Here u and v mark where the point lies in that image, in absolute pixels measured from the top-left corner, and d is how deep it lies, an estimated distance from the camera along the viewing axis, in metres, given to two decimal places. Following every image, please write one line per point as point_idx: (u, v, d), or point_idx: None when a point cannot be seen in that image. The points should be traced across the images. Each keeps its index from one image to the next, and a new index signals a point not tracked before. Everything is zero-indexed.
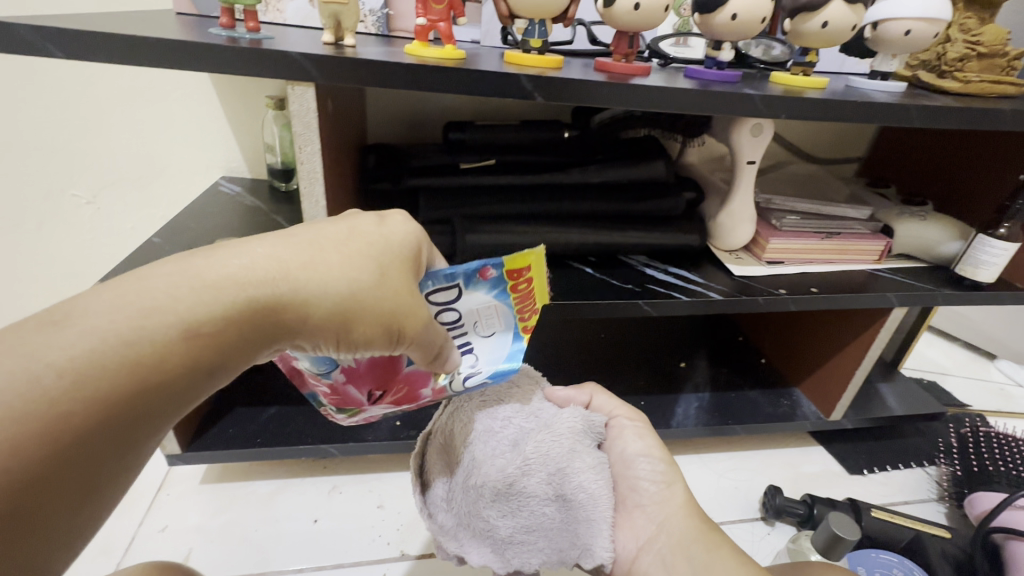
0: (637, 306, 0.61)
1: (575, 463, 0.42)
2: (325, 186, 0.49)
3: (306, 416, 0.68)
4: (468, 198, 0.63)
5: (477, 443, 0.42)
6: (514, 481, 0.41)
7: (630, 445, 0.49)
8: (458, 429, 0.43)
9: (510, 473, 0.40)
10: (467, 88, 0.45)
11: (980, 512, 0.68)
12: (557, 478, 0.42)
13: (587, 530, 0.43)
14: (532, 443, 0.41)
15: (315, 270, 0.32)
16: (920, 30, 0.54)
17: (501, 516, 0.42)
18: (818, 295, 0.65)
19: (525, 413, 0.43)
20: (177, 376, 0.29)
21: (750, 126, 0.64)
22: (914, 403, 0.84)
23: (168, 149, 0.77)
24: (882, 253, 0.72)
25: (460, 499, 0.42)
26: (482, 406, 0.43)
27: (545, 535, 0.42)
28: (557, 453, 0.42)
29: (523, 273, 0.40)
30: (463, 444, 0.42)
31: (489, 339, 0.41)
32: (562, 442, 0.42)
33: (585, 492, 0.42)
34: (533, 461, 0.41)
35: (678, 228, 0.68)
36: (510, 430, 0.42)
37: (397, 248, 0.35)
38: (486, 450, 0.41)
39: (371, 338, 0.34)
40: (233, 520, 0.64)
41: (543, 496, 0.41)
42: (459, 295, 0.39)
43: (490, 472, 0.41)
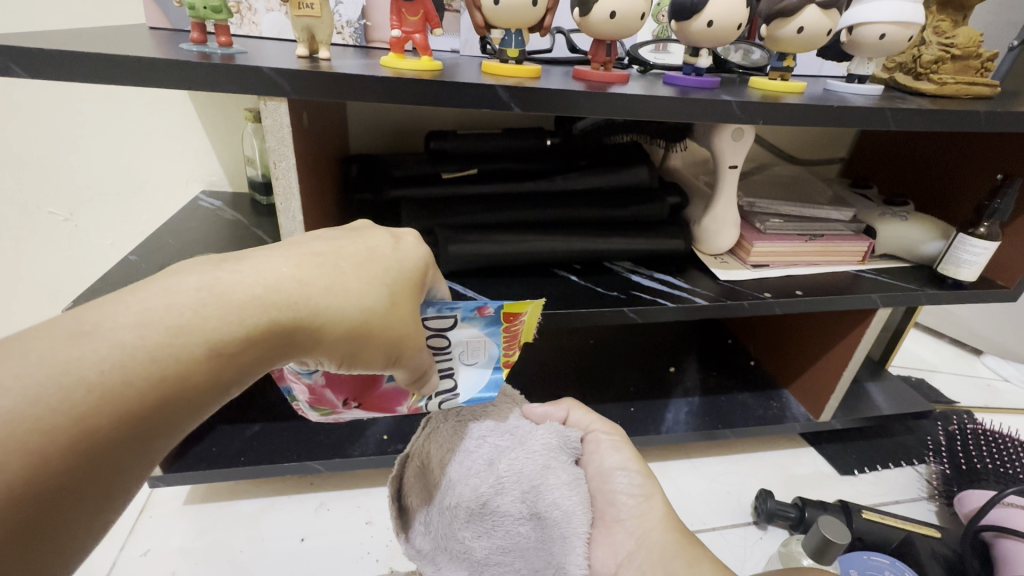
0: (623, 313, 0.60)
1: (549, 480, 0.42)
2: (302, 202, 0.48)
3: (292, 432, 0.67)
4: (450, 208, 0.63)
5: (452, 465, 0.42)
6: (488, 501, 0.41)
7: (607, 458, 0.48)
8: (435, 451, 0.42)
9: (484, 493, 0.41)
10: (444, 101, 0.45)
11: (969, 510, 0.68)
12: (531, 496, 0.41)
13: (561, 550, 0.42)
14: (505, 462, 0.41)
15: (336, 295, 0.31)
16: (895, 33, 0.54)
17: (477, 536, 0.42)
18: (802, 298, 0.65)
19: (499, 432, 0.43)
20: (197, 387, 0.27)
21: (731, 131, 0.64)
22: (903, 402, 0.84)
23: (147, 163, 0.76)
24: (866, 253, 0.72)
25: (437, 520, 0.43)
26: (456, 428, 0.42)
27: (521, 555, 0.42)
28: (531, 471, 0.42)
29: (522, 319, 0.40)
30: (439, 466, 0.42)
31: (471, 370, 0.41)
32: (536, 459, 0.42)
33: (559, 510, 0.42)
34: (506, 480, 0.41)
35: (663, 233, 0.68)
36: (485, 451, 0.42)
37: (409, 272, 0.35)
38: (462, 471, 0.41)
39: (369, 363, 0.33)
40: (219, 540, 0.63)
41: (518, 515, 0.41)
42: (454, 324, 0.39)
43: (464, 493, 0.41)
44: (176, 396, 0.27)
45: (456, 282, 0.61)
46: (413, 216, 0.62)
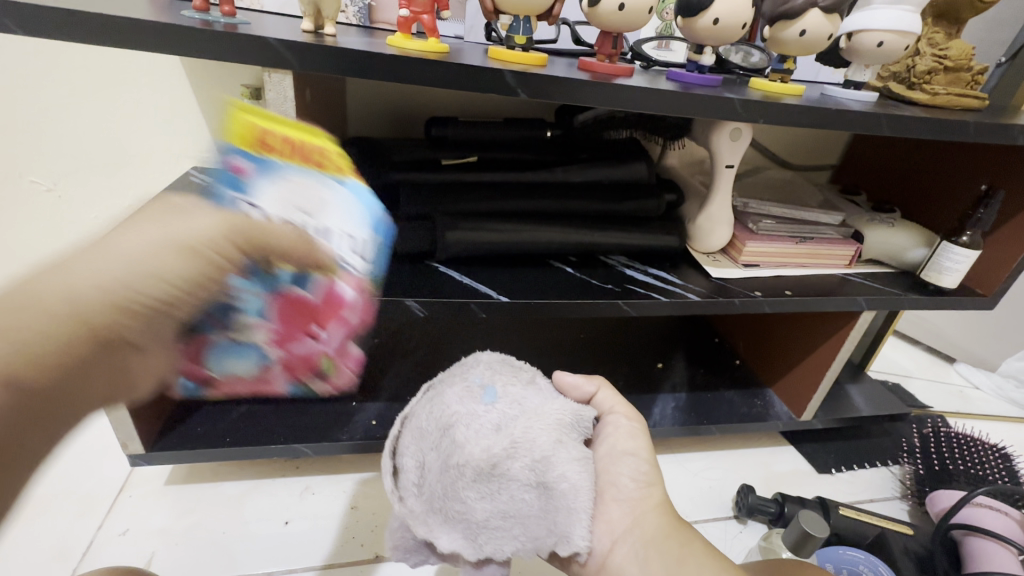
0: (616, 306, 0.61)
1: (561, 452, 0.41)
2: None
3: (279, 414, 0.66)
4: (448, 194, 0.62)
5: (459, 427, 0.40)
6: (498, 463, 0.39)
7: (620, 443, 0.49)
8: (443, 413, 0.42)
9: (495, 453, 0.39)
10: (450, 84, 0.45)
11: (940, 509, 0.71)
12: (543, 464, 0.40)
13: (565, 519, 0.40)
14: (518, 427, 0.41)
15: (77, 266, 0.27)
16: (893, 41, 0.55)
17: (479, 498, 0.39)
18: (791, 298, 0.66)
19: (509, 402, 0.42)
20: (54, 369, 0.25)
21: (729, 130, 0.65)
22: (881, 404, 0.87)
23: (138, 135, 0.74)
24: (853, 257, 0.74)
25: (437, 481, 0.40)
26: (469, 393, 0.43)
27: (521, 526, 0.39)
28: (544, 441, 0.41)
29: (263, 132, 0.34)
30: (445, 427, 0.41)
31: (332, 204, 0.33)
32: (549, 430, 0.42)
33: (567, 481, 0.40)
34: (518, 444, 0.40)
35: (658, 230, 0.69)
36: (495, 415, 0.41)
37: (155, 211, 0.31)
38: (470, 432, 0.40)
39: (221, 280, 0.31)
40: (202, 521, 0.62)
41: (526, 481, 0.39)
42: (249, 200, 0.31)
43: (473, 451, 0.39)
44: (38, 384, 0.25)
45: (452, 269, 0.62)
46: (412, 200, 0.61)
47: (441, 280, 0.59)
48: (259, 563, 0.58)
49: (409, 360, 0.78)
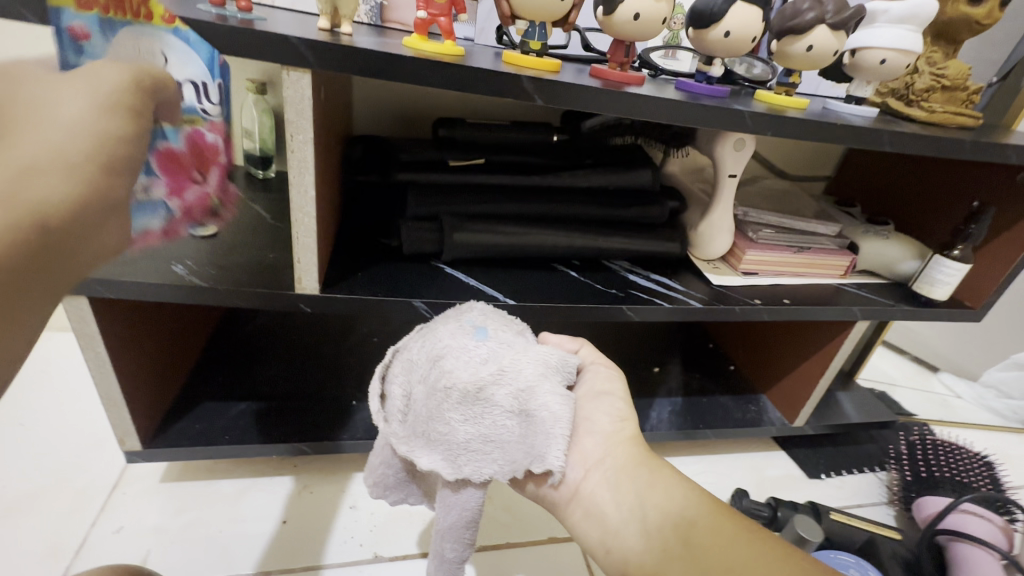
0: (620, 310, 0.62)
1: (547, 384, 0.39)
2: (315, 176, 0.47)
3: (278, 412, 0.66)
4: (455, 195, 0.62)
5: (448, 355, 0.38)
6: (484, 387, 0.37)
7: (598, 384, 0.47)
8: (433, 342, 0.40)
9: (482, 378, 0.37)
10: (467, 87, 0.45)
11: (927, 515, 0.73)
12: (527, 392, 0.38)
13: (543, 445, 0.39)
14: (507, 358, 0.39)
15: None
16: (895, 59, 0.57)
17: (462, 419, 0.37)
18: (789, 306, 0.67)
19: (501, 339, 0.40)
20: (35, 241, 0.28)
21: (733, 140, 0.66)
22: (869, 411, 0.88)
23: None
24: (848, 268, 0.76)
25: (420, 404, 0.39)
26: (459, 328, 0.40)
27: (500, 450, 0.38)
28: (532, 372, 0.39)
29: None
30: (433, 354, 0.39)
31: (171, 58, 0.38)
32: (538, 364, 0.40)
33: (550, 412, 0.38)
34: (506, 371, 0.38)
35: (661, 236, 0.69)
36: (486, 348, 0.39)
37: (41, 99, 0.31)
38: (458, 358, 0.38)
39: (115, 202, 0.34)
40: (198, 520, 0.61)
41: (508, 408, 0.38)
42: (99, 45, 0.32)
43: (461, 376, 0.37)
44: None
45: (458, 270, 0.62)
46: (419, 200, 0.61)
47: (448, 281, 0.60)
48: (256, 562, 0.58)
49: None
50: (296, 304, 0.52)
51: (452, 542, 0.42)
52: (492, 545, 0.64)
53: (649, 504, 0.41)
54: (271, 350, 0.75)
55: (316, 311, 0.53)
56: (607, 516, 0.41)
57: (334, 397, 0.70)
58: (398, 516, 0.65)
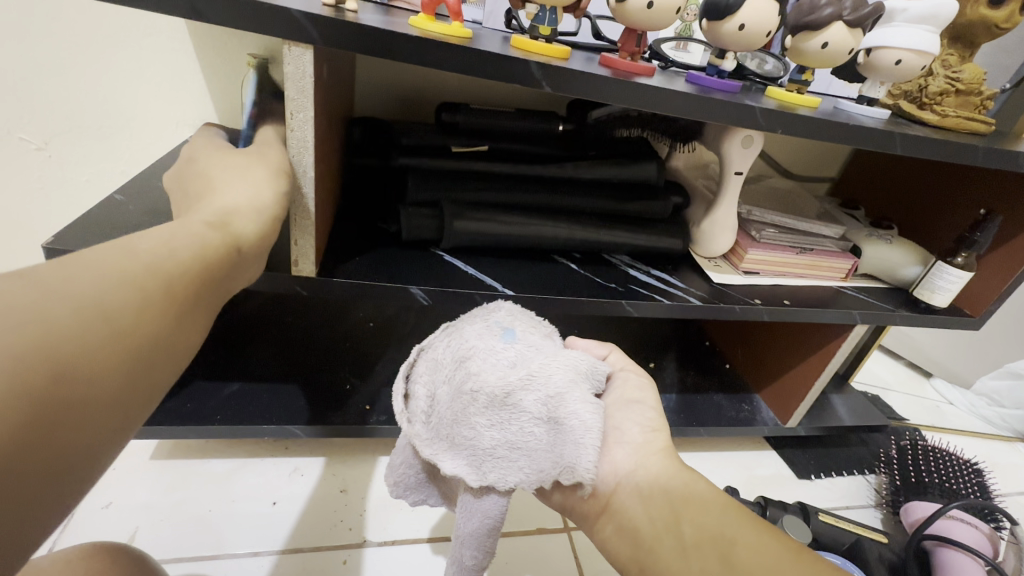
0: (619, 306, 0.61)
1: (578, 391, 0.38)
2: (315, 158, 0.46)
3: (270, 393, 0.65)
4: (457, 182, 0.61)
5: (475, 357, 0.38)
6: (512, 392, 0.37)
7: (628, 392, 0.46)
8: (459, 343, 0.39)
9: (510, 382, 0.37)
10: (474, 71, 0.44)
11: (914, 520, 0.73)
12: (557, 398, 0.37)
13: (573, 455, 0.37)
14: (536, 363, 0.38)
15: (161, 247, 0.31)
16: (911, 60, 0.56)
17: (489, 425, 0.37)
18: (790, 308, 0.67)
19: (529, 342, 0.39)
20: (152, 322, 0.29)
21: (741, 137, 0.65)
22: (862, 414, 0.89)
23: (137, 98, 0.72)
24: (849, 271, 0.75)
25: (445, 408, 0.38)
26: (486, 329, 0.40)
27: (528, 458, 0.37)
28: (562, 378, 0.38)
29: None
30: (458, 356, 0.38)
31: None
32: (568, 369, 0.39)
33: (579, 420, 0.37)
34: (535, 377, 0.37)
35: (663, 232, 0.69)
36: (513, 351, 0.38)
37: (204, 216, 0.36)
38: (486, 362, 0.37)
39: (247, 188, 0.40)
40: (187, 499, 0.61)
41: (536, 414, 0.37)
42: None
43: (488, 380, 0.37)
44: (186, 297, 0.31)
45: (457, 259, 0.61)
46: (420, 186, 0.60)
47: (446, 269, 0.59)
48: (246, 542, 0.58)
49: (404, 347, 0.77)
50: (292, 286, 0.51)
51: (471, 550, 0.42)
52: None
53: (685, 517, 0.39)
54: (264, 332, 0.74)
55: (312, 294, 0.52)
56: (639, 529, 0.40)
57: (328, 380, 0.69)
58: (388, 502, 0.65)
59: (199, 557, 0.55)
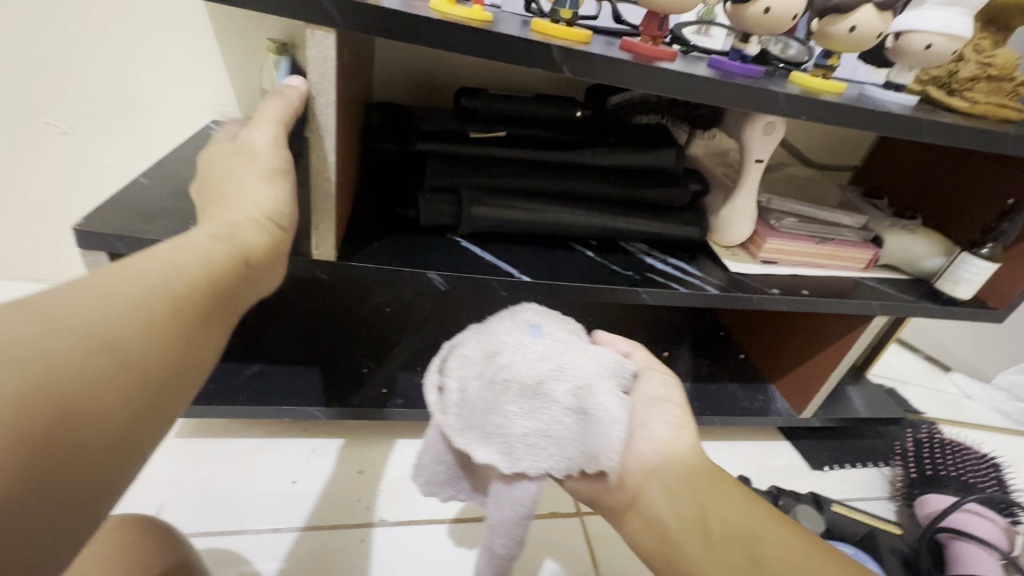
0: (636, 293, 0.61)
1: (606, 384, 0.39)
2: (335, 143, 0.46)
3: (290, 375, 0.67)
4: (475, 168, 0.61)
5: (505, 349, 0.38)
6: (543, 381, 0.37)
7: (654, 390, 0.45)
8: (489, 337, 0.40)
9: (541, 372, 0.37)
10: (494, 55, 0.44)
11: (930, 512, 0.73)
12: (586, 390, 0.38)
13: (600, 444, 0.38)
14: (566, 355, 0.39)
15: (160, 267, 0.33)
16: (942, 44, 0.54)
17: (521, 414, 0.38)
18: (808, 298, 0.66)
19: (557, 336, 0.40)
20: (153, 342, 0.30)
21: (763, 124, 0.63)
22: (878, 406, 0.88)
23: (159, 83, 0.73)
24: (870, 261, 0.74)
25: (477, 397, 0.39)
26: (515, 323, 0.40)
27: (558, 447, 0.38)
28: (591, 371, 0.39)
29: None
30: (489, 349, 0.39)
31: None
32: (596, 363, 0.39)
33: (607, 412, 0.38)
34: (565, 368, 0.38)
35: (680, 219, 0.68)
36: (543, 344, 0.39)
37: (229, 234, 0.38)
38: (517, 353, 0.38)
39: (270, 183, 0.42)
40: (210, 476, 0.63)
41: (567, 405, 0.37)
42: None
43: (520, 370, 0.37)
44: (192, 315, 0.33)
45: (474, 245, 0.61)
46: (438, 171, 0.60)
47: (464, 255, 0.59)
48: (268, 519, 0.60)
49: (420, 332, 0.78)
50: (312, 270, 0.52)
51: (502, 539, 0.42)
52: None
53: (710, 513, 0.40)
54: (283, 316, 0.75)
55: (331, 278, 0.53)
56: (666, 523, 0.41)
57: (346, 364, 0.70)
58: (405, 484, 0.66)
59: (222, 531, 0.57)
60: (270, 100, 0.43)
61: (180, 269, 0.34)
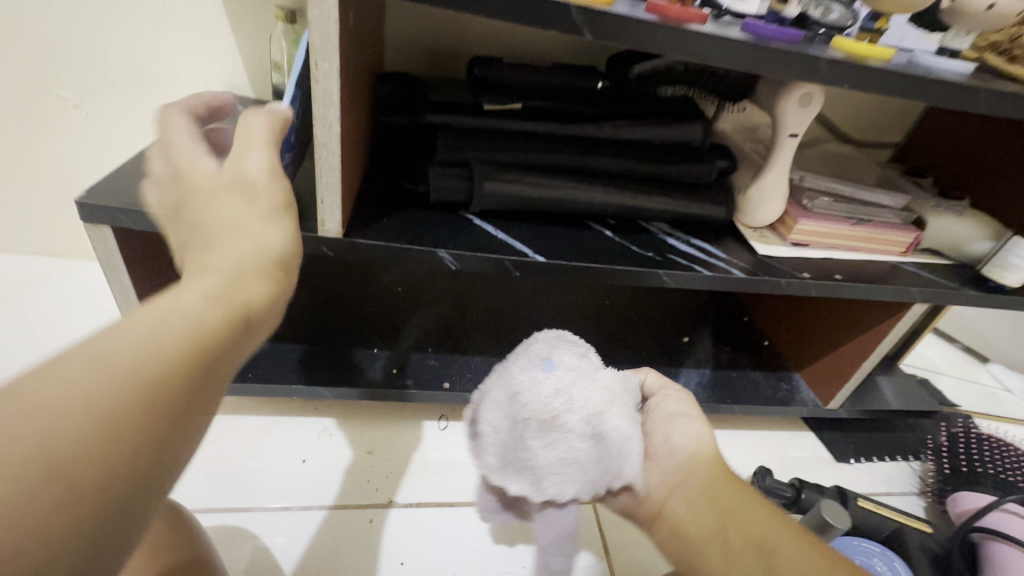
0: (656, 275, 0.58)
1: (617, 405, 0.37)
2: (340, 112, 0.44)
3: (300, 355, 0.66)
4: (488, 141, 0.58)
5: (519, 386, 0.36)
6: (558, 415, 0.35)
7: (670, 406, 0.46)
8: (507, 373, 0.37)
9: (553, 406, 0.35)
10: (509, 17, 0.40)
11: (963, 510, 0.69)
12: (601, 414, 0.36)
13: (620, 461, 0.37)
14: (577, 385, 0.36)
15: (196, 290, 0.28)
16: (1009, 3, 0.49)
17: (542, 448, 0.35)
18: (841, 283, 0.62)
19: (568, 365, 0.37)
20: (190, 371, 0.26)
21: (799, 95, 0.59)
22: (911, 398, 0.84)
23: (167, 54, 0.71)
24: (910, 245, 0.69)
25: (501, 435, 0.37)
26: (528, 359, 0.37)
27: (582, 473, 0.36)
28: (602, 396, 0.36)
29: None
30: (506, 384, 0.37)
31: None
32: (604, 386, 0.37)
33: (621, 431, 0.37)
34: (577, 398, 0.35)
35: (705, 198, 0.65)
36: (554, 377, 0.36)
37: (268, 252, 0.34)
38: (529, 389, 0.35)
39: (272, 224, 0.35)
40: (222, 452, 0.63)
41: (583, 433, 0.35)
42: None
43: (536, 407, 0.35)
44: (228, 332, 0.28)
45: (486, 223, 0.59)
46: (450, 144, 0.57)
47: (475, 233, 0.57)
48: (279, 498, 0.60)
49: (431, 313, 0.76)
50: (319, 247, 0.50)
51: (558, 556, 0.42)
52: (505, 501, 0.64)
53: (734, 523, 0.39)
54: (294, 295, 0.74)
55: (339, 255, 0.51)
56: (686, 532, 0.40)
57: (357, 344, 0.69)
58: (414, 465, 0.66)
59: (232, 509, 0.58)
60: (260, 119, 0.39)
61: (222, 285, 0.30)
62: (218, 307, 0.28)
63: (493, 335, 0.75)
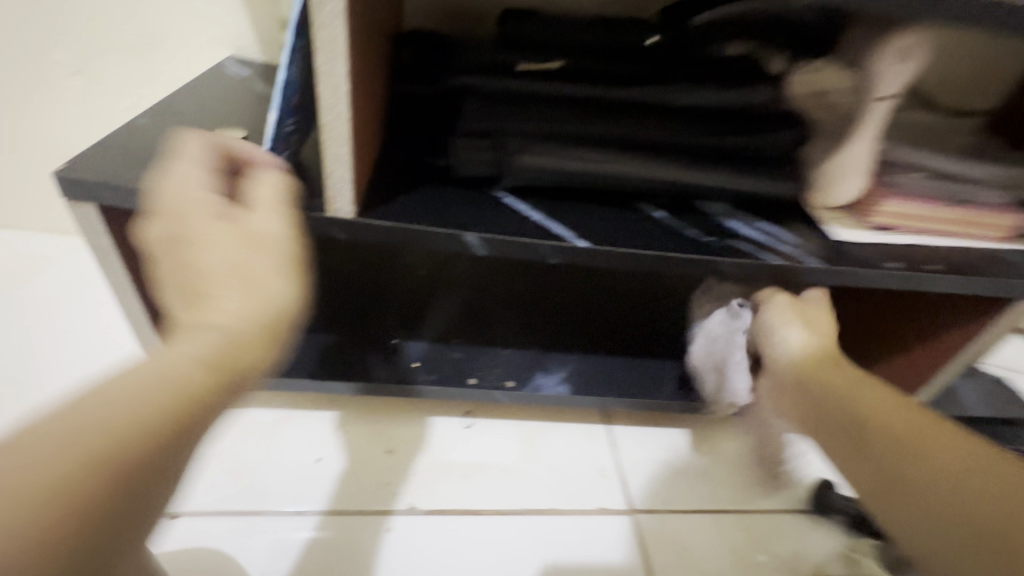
0: (714, 264, 0.50)
1: (737, 347, 0.55)
2: (348, 68, 0.37)
3: (315, 345, 0.61)
4: (520, 106, 0.50)
5: (696, 347, 0.59)
6: (720, 360, 0.56)
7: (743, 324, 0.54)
8: (696, 346, 0.59)
9: (707, 355, 0.57)
10: None
11: None
12: (727, 352, 0.56)
13: (740, 379, 0.56)
14: (719, 342, 0.56)
15: (202, 334, 0.29)
16: None
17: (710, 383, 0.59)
18: (935, 275, 0.53)
19: (715, 334, 0.56)
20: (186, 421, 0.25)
21: (897, 49, 0.49)
22: (996, 405, 0.74)
23: (170, 13, 0.65)
24: (1015, 231, 0.59)
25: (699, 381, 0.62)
26: (697, 336, 0.59)
27: (717, 388, 0.59)
28: (726, 343, 0.56)
29: None
30: (693, 352, 0.60)
31: None
32: (727, 338, 0.55)
33: (739, 359, 0.55)
34: (715, 347, 0.56)
35: (773, 174, 0.55)
36: (706, 338, 0.57)
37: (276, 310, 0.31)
38: (700, 348, 0.58)
39: (289, 277, 0.32)
40: (233, 448, 0.59)
41: (715, 366, 0.57)
42: None
43: (700, 356, 0.58)
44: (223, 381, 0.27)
45: (518, 202, 0.52)
46: (477, 111, 0.50)
47: (506, 214, 0.49)
48: (293, 500, 0.55)
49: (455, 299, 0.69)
50: (328, 229, 0.44)
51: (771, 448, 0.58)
52: (536, 510, 0.59)
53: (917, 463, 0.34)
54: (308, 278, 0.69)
55: (352, 239, 0.45)
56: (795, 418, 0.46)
57: (376, 334, 0.64)
58: (437, 467, 0.61)
59: (243, 511, 0.54)
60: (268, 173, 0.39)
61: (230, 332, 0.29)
62: (208, 371, 0.27)
63: (522, 326, 0.68)
